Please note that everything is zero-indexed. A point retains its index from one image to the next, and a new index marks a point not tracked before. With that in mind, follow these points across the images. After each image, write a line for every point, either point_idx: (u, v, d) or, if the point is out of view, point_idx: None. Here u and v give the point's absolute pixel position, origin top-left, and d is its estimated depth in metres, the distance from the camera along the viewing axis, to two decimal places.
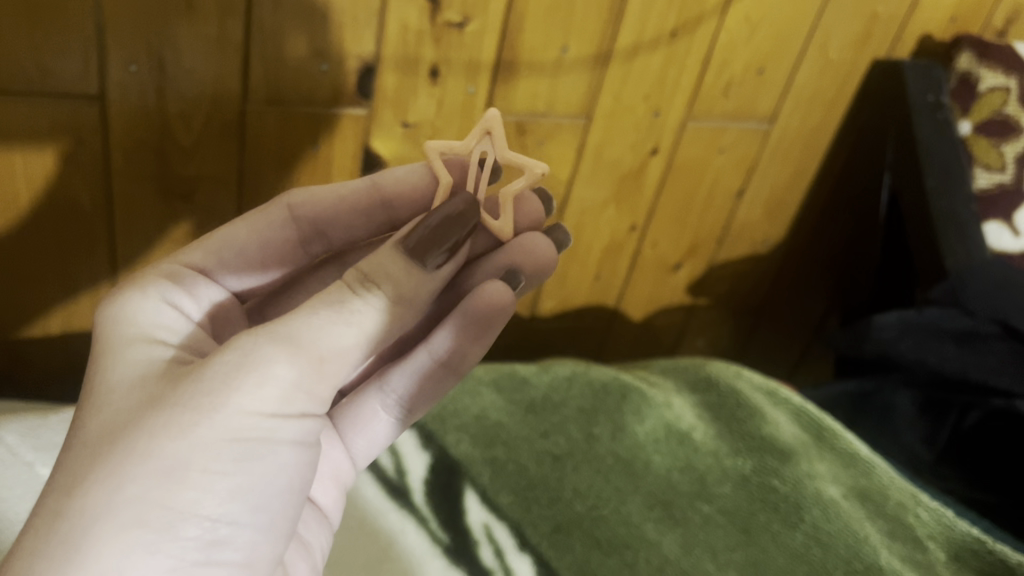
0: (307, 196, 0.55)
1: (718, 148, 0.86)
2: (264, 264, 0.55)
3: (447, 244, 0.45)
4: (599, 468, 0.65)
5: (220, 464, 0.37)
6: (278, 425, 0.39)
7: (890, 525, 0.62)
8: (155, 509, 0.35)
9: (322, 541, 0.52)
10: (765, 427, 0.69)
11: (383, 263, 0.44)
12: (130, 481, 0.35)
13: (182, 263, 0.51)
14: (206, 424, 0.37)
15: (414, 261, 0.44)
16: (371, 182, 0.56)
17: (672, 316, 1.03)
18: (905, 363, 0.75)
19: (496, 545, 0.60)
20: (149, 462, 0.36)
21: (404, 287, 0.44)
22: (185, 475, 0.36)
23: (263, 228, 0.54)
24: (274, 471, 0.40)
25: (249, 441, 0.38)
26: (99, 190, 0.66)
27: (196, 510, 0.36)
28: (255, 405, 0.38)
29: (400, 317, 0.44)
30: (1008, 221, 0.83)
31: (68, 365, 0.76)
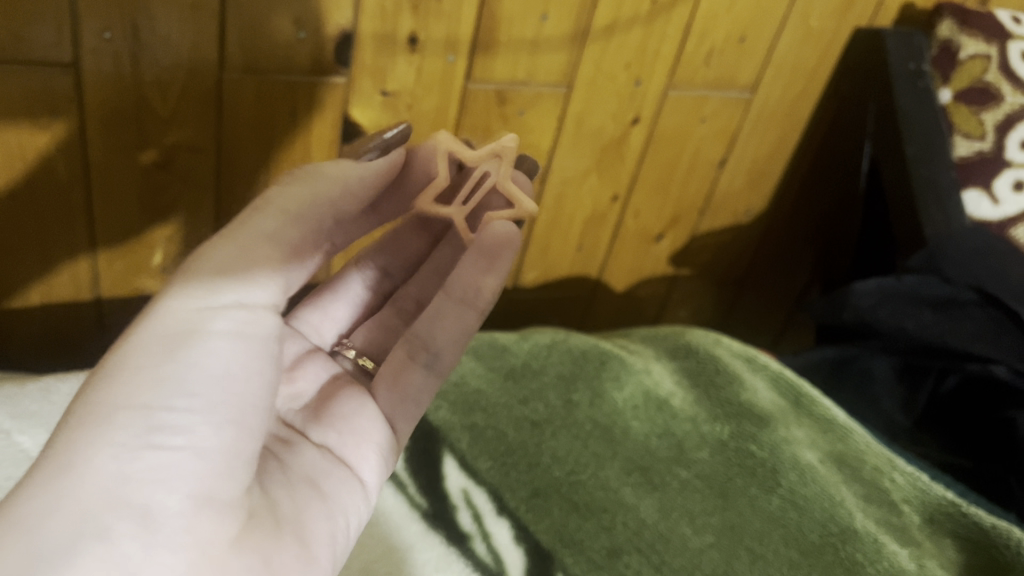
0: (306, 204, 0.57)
1: (699, 117, 0.86)
2: None
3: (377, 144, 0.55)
4: (578, 434, 0.65)
5: (159, 363, 0.39)
6: (216, 317, 0.41)
7: (866, 489, 0.63)
8: (101, 408, 0.37)
9: (353, 510, 0.48)
10: (743, 393, 0.69)
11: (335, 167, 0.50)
12: (85, 399, 0.38)
13: None
14: (145, 337, 0.40)
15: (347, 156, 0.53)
16: None
17: (655, 286, 1.04)
18: (883, 331, 0.74)
19: (474, 510, 0.60)
20: (101, 381, 0.38)
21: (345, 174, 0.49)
22: (128, 377, 0.38)
23: None
24: (221, 363, 0.40)
25: (189, 341, 0.40)
26: (75, 160, 0.66)
27: (141, 403, 0.37)
28: (186, 303, 0.41)
29: (323, 191, 0.47)
30: (987, 190, 0.83)
31: (47, 338, 0.76)
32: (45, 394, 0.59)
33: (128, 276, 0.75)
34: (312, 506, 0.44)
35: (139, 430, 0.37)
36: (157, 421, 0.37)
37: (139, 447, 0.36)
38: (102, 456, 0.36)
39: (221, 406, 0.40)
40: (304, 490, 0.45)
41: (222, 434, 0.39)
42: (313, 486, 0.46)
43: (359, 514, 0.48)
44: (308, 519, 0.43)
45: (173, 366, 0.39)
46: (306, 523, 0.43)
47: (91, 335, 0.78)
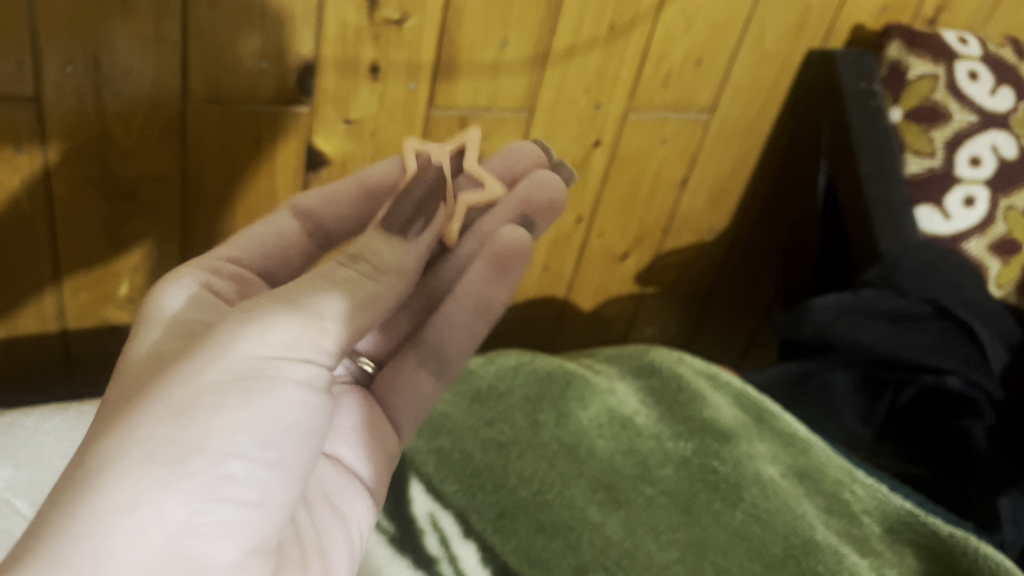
0: (309, 196, 0.58)
1: (659, 139, 0.88)
2: (281, 257, 0.57)
3: (410, 207, 0.48)
4: (544, 454, 0.66)
5: (236, 443, 0.38)
6: (291, 389, 0.40)
7: (827, 500, 0.64)
8: (178, 494, 0.36)
9: (363, 518, 0.51)
10: (706, 410, 0.70)
11: (371, 243, 0.47)
12: (143, 475, 0.35)
13: (221, 259, 0.54)
14: (202, 398, 0.38)
15: (389, 232, 0.47)
16: (291, 207, 0.58)
17: (622, 305, 1.05)
18: (842, 344, 0.76)
19: (441, 533, 0.61)
20: (146, 457, 0.36)
21: (387, 257, 0.47)
22: (197, 457, 0.37)
23: (272, 232, 0.57)
24: (314, 439, 0.42)
25: (261, 414, 0.39)
26: (39, 191, 0.66)
27: (216, 481, 0.37)
28: (253, 377, 0.39)
29: (393, 285, 0.47)
30: (939, 206, 0.85)
31: (13, 368, 0.76)
32: (10, 428, 0.59)
33: (94, 307, 0.75)
34: (329, 530, 0.48)
35: (215, 513, 0.37)
36: (227, 501, 0.38)
37: (212, 534, 0.37)
38: (180, 547, 0.36)
39: (279, 467, 0.40)
40: (326, 509, 0.48)
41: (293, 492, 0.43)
42: (330, 505, 0.49)
43: (370, 506, 0.52)
44: (330, 545, 0.48)
45: (238, 445, 0.38)
46: (326, 546, 0.47)
47: (56, 366, 0.78)
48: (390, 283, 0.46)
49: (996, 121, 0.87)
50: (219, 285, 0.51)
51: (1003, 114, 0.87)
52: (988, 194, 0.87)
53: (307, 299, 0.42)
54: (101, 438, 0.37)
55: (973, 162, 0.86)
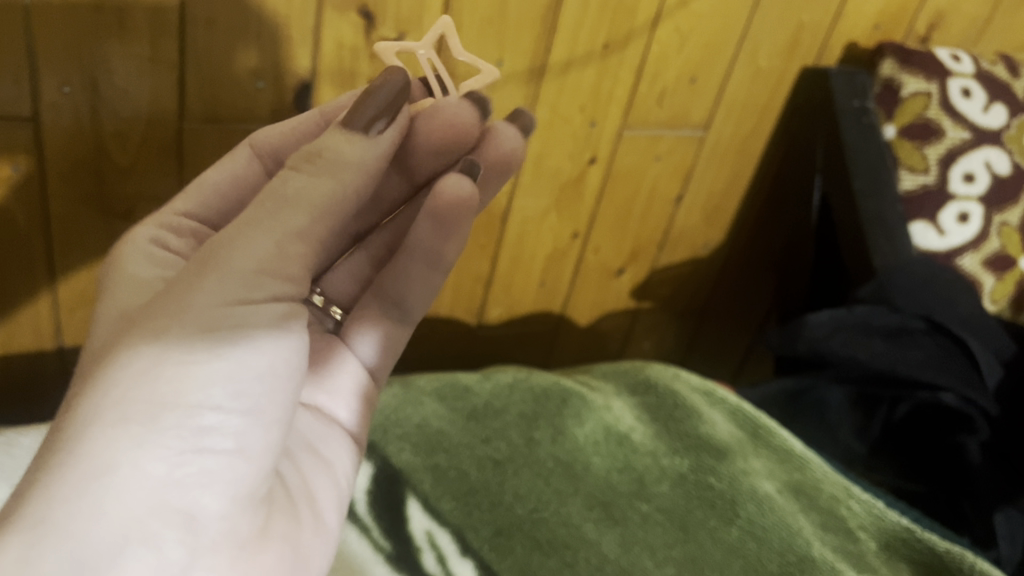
0: (265, 131, 0.56)
1: (654, 155, 0.88)
2: (240, 199, 0.55)
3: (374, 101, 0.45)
4: (540, 471, 0.66)
5: (209, 394, 0.37)
6: (260, 335, 0.40)
7: (823, 517, 0.65)
8: (155, 448, 0.35)
9: (347, 461, 0.50)
10: (701, 426, 0.71)
11: (328, 139, 0.45)
12: (118, 434, 0.35)
13: (170, 215, 0.53)
14: (167, 351, 0.37)
15: (351, 127, 0.45)
16: (250, 144, 0.56)
17: (618, 320, 1.05)
18: (836, 360, 0.76)
19: (438, 551, 0.60)
20: (118, 415, 0.35)
21: (348, 153, 0.44)
22: (170, 412, 0.36)
23: (231, 170, 0.55)
24: (289, 381, 0.41)
25: (232, 363, 0.38)
26: (36, 210, 0.66)
27: (193, 435, 0.37)
28: (220, 326, 0.38)
29: (352, 184, 0.44)
30: (933, 221, 0.86)
31: (9, 385, 0.76)
32: (6, 448, 0.59)
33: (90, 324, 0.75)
34: (316, 476, 0.47)
35: (197, 465, 0.37)
36: (208, 454, 0.37)
37: (198, 487, 0.37)
38: (165, 501, 0.35)
39: (259, 418, 0.39)
40: (306, 457, 0.47)
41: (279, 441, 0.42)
42: (313, 453, 0.48)
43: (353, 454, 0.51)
44: (319, 491, 0.47)
45: (209, 393, 0.37)
46: (313, 490, 0.46)
47: (52, 384, 0.78)
48: (353, 181, 0.44)
49: (989, 138, 0.87)
50: (175, 244, 0.51)
51: (996, 130, 0.88)
52: (981, 210, 0.87)
53: (268, 225, 0.41)
54: (76, 400, 0.36)
55: (967, 178, 0.86)
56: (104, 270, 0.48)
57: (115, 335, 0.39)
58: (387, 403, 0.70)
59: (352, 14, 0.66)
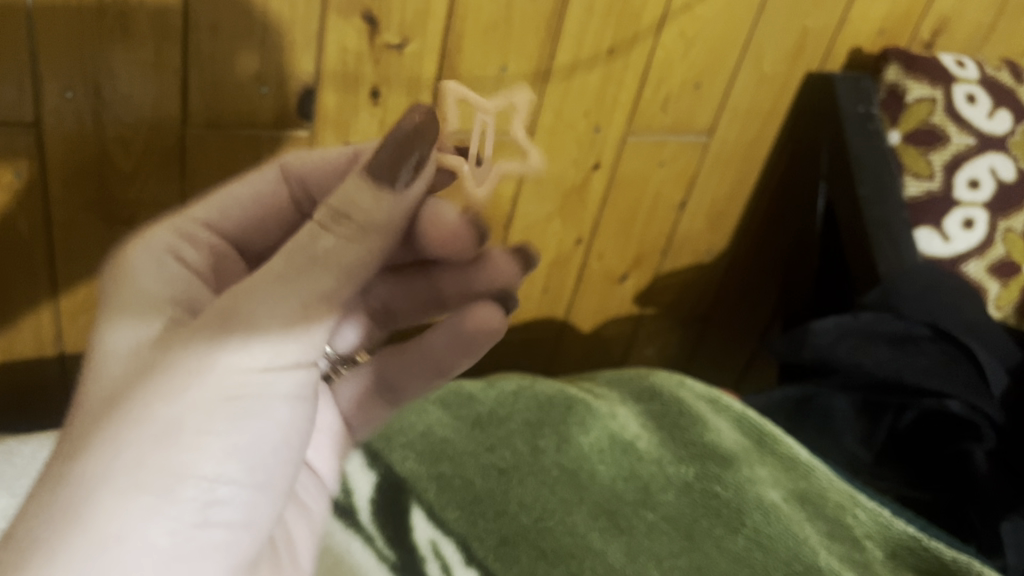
0: (296, 157, 0.53)
1: (658, 161, 0.88)
2: (262, 219, 0.54)
3: (400, 164, 0.39)
4: (545, 480, 0.65)
5: (219, 466, 0.39)
6: (274, 408, 0.41)
7: (829, 526, 0.64)
8: (166, 519, 0.37)
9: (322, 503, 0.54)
10: (707, 434, 0.70)
11: (350, 191, 0.40)
12: (132, 501, 0.36)
13: (186, 220, 0.51)
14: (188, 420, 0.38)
15: (373, 187, 0.39)
16: (280, 169, 0.53)
17: (621, 326, 1.05)
18: (842, 368, 0.76)
19: (442, 561, 0.60)
20: (136, 486, 0.36)
21: (373, 214, 0.40)
22: (183, 484, 0.38)
23: (258, 189, 0.53)
24: (292, 440, 0.43)
25: (242, 434, 0.40)
26: (37, 216, 0.66)
27: (201, 505, 0.38)
28: (238, 397, 0.39)
29: (374, 244, 0.41)
30: (938, 227, 0.86)
31: (9, 392, 0.75)
32: (7, 456, 0.58)
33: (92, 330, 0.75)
34: (297, 524, 0.51)
35: (204, 533, 0.39)
36: (212, 522, 0.39)
37: (202, 557, 0.39)
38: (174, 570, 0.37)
39: (259, 482, 0.42)
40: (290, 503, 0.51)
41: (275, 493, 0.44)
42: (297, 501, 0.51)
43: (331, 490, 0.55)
44: (295, 536, 0.50)
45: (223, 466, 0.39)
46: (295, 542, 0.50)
47: (53, 390, 0.78)
48: (376, 240, 0.41)
49: (994, 143, 0.87)
50: (194, 261, 0.48)
51: (1001, 136, 0.88)
52: (986, 216, 0.87)
53: (293, 282, 0.39)
54: (88, 449, 0.37)
55: (971, 184, 0.86)
56: (106, 275, 0.46)
57: (125, 379, 0.39)
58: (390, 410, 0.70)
59: (356, 19, 0.65)
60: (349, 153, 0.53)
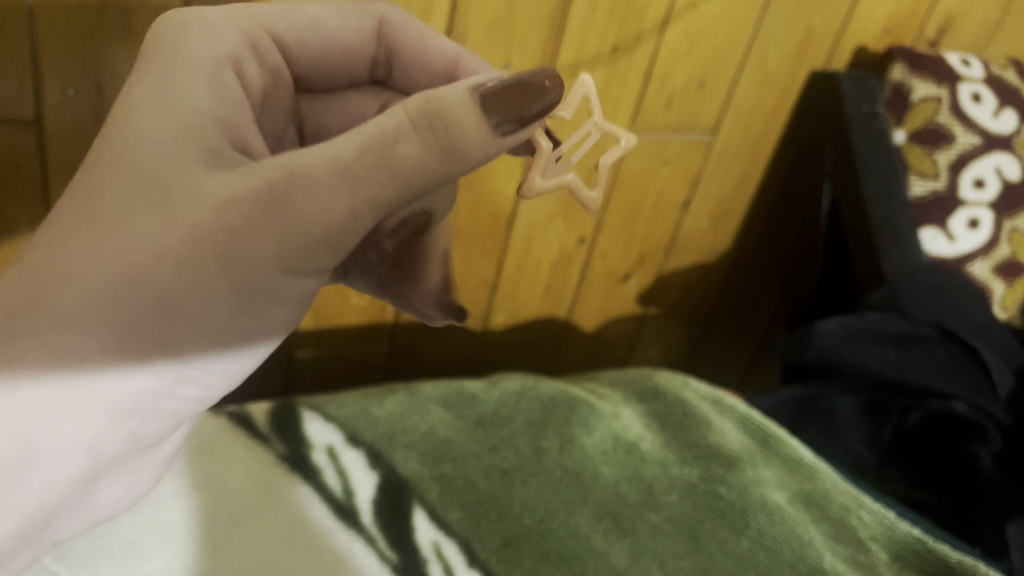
0: (402, 19, 0.56)
1: (661, 160, 0.87)
2: (336, 54, 0.55)
3: (514, 112, 0.42)
4: (548, 481, 0.65)
5: (199, 349, 0.39)
6: (272, 313, 0.40)
7: (834, 527, 0.64)
8: (133, 382, 0.37)
9: None
10: (710, 435, 0.70)
11: (461, 106, 0.41)
12: (110, 358, 0.36)
13: (257, 22, 0.50)
14: (198, 309, 0.37)
15: (483, 115, 0.41)
16: (380, 18, 0.55)
17: (623, 326, 1.04)
18: (847, 367, 0.75)
19: (445, 563, 0.59)
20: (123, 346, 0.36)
21: (469, 137, 0.41)
22: (162, 357, 0.37)
23: (348, 20, 0.54)
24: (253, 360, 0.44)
25: (229, 340, 0.40)
26: (38, 214, 0.65)
27: (171, 379, 0.38)
28: (244, 300, 0.38)
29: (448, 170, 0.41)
30: (943, 228, 0.85)
31: None
32: None
33: None
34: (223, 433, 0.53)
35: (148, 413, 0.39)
36: (173, 395, 0.39)
37: (152, 416, 0.39)
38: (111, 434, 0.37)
39: (229, 373, 0.42)
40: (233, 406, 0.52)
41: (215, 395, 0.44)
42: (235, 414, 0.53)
43: None
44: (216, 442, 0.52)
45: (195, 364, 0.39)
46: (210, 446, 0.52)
47: None
48: (452, 165, 0.41)
49: (1000, 143, 0.87)
50: (251, 78, 0.47)
51: (1007, 136, 0.87)
52: (992, 216, 0.86)
53: (348, 190, 0.38)
54: (74, 276, 0.36)
55: (977, 184, 0.85)
56: (148, 48, 0.44)
57: (138, 203, 0.37)
58: (393, 412, 0.69)
59: None
60: (453, 55, 0.56)
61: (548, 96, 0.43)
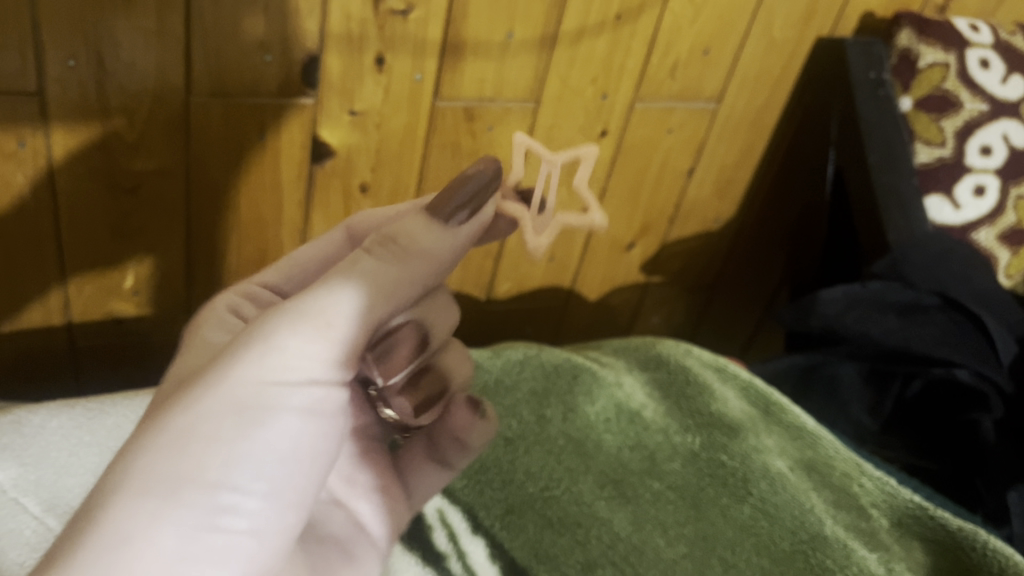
0: (366, 220, 0.56)
1: (665, 129, 0.87)
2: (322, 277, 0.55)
3: (459, 198, 0.47)
4: (552, 449, 0.66)
5: (220, 466, 0.38)
6: (275, 395, 0.40)
7: (835, 495, 0.65)
8: (170, 523, 0.36)
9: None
10: (713, 403, 0.70)
11: (409, 224, 0.46)
12: (139, 507, 0.36)
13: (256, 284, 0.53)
14: (195, 425, 0.38)
15: (431, 216, 0.46)
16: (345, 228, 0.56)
17: (627, 294, 1.05)
18: (850, 337, 0.75)
19: (450, 529, 0.61)
20: (146, 486, 0.36)
21: (422, 240, 0.46)
22: (191, 488, 0.37)
23: (323, 249, 0.55)
24: (297, 446, 0.41)
25: (248, 438, 0.39)
26: (44, 186, 0.66)
27: (211, 512, 0.37)
28: (242, 401, 0.39)
29: (416, 269, 0.46)
30: (949, 195, 0.85)
31: (17, 358, 0.76)
32: (16, 426, 0.58)
33: (99, 300, 0.75)
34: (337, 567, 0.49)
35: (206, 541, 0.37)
36: (225, 534, 0.38)
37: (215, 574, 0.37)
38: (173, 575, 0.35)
39: (275, 498, 0.40)
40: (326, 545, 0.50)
41: (279, 522, 0.41)
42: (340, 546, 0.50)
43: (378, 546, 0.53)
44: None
45: (227, 471, 0.38)
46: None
47: (60, 357, 0.78)
48: (420, 265, 0.46)
49: (1007, 110, 0.86)
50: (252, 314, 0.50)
51: (1014, 103, 0.86)
52: (998, 183, 0.86)
53: (304, 303, 0.42)
54: (113, 476, 0.37)
55: (983, 151, 0.85)
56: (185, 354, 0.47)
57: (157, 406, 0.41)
58: None
59: None
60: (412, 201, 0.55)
61: (488, 173, 0.48)
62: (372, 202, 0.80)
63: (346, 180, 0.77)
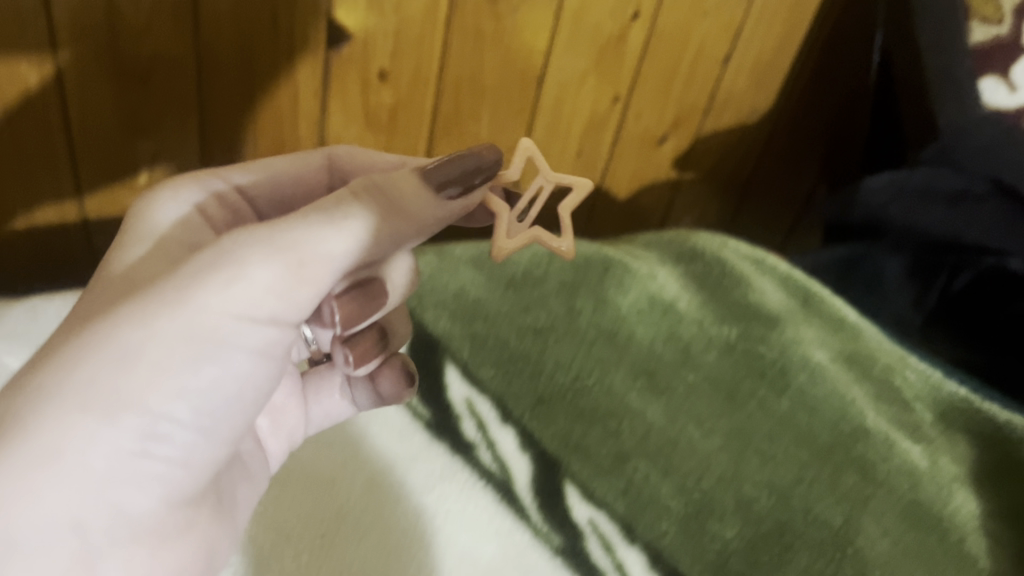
0: (349, 153, 0.56)
1: (701, 11, 0.82)
2: (292, 195, 0.55)
3: (450, 174, 0.47)
4: (583, 340, 0.63)
5: (161, 396, 0.37)
6: (228, 334, 0.39)
7: (878, 387, 0.62)
8: (102, 445, 0.36)
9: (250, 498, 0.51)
10: (751, 294, 0.68)
11: (399, 182, 0.45)
12: (73, 423, 0.35)
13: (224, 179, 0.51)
14: (143, 348, 0.36)
15: (423, 182, 0.46)
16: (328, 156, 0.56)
17: (658, 193, 1.01)
18: (895, 227, 0.73)
19: (478, 418, 0.61)
20: (84, 401, 0.35)
21: (408, 201, 0.45)
22: (128, 413, 0.36)
23: (301, 166, 0.55)
24: (238, 382, 0.41)
25: (194, 374, 0.38)
26: (49, 72, 0.63)
27: (142, 438, 0.37)
28: (195, 334, 0.37)
29: (397, 230, 0.45)
30: (1005, 76, 0.78)
31: (36, 252, 0.75)
32: (33, 312, 0.59)
33: (114, 196, 0.73)
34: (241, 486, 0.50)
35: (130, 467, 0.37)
36: (152, 457, 0.38)
37: (137, 486, 0.38)
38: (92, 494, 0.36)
39: (208, 430, 0.40)
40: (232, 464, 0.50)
41: (205, 451, 0.41)
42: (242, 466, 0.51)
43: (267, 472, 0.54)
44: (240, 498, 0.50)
45: (166, 401, 0.37)
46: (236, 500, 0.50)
47: (79, 252, 0.77)
48: (400, 223, 0.45)
49: None
50: (212, 211, 0.49)
51: None
52: None
53: (280, 236, 0.40)
54: (44, 373, 0.36)
55: None
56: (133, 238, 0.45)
57: (102, 299, 0.39)
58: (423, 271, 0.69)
59: None
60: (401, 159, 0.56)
61: (483, 160, 0.48)
62: (391, 92, 0.76)
63: (364, 68, 0.73)
